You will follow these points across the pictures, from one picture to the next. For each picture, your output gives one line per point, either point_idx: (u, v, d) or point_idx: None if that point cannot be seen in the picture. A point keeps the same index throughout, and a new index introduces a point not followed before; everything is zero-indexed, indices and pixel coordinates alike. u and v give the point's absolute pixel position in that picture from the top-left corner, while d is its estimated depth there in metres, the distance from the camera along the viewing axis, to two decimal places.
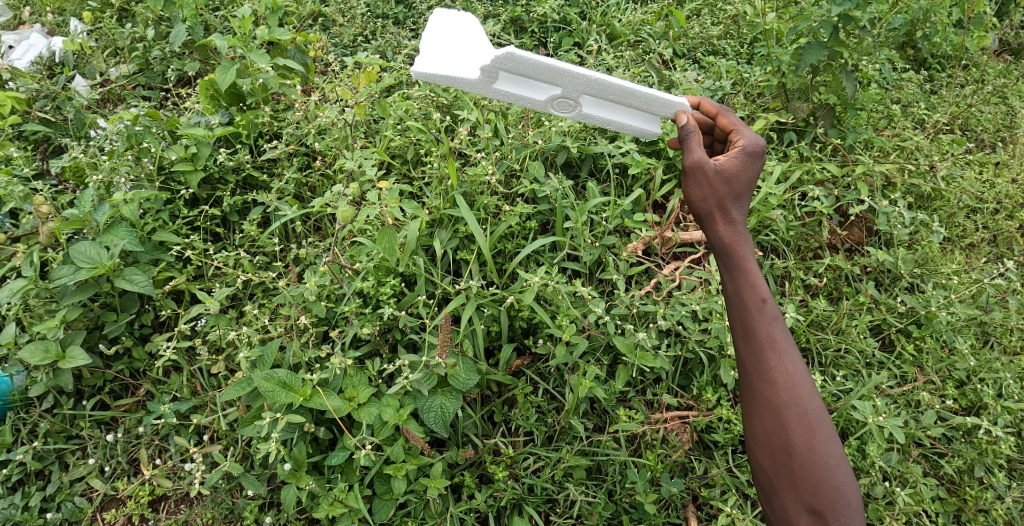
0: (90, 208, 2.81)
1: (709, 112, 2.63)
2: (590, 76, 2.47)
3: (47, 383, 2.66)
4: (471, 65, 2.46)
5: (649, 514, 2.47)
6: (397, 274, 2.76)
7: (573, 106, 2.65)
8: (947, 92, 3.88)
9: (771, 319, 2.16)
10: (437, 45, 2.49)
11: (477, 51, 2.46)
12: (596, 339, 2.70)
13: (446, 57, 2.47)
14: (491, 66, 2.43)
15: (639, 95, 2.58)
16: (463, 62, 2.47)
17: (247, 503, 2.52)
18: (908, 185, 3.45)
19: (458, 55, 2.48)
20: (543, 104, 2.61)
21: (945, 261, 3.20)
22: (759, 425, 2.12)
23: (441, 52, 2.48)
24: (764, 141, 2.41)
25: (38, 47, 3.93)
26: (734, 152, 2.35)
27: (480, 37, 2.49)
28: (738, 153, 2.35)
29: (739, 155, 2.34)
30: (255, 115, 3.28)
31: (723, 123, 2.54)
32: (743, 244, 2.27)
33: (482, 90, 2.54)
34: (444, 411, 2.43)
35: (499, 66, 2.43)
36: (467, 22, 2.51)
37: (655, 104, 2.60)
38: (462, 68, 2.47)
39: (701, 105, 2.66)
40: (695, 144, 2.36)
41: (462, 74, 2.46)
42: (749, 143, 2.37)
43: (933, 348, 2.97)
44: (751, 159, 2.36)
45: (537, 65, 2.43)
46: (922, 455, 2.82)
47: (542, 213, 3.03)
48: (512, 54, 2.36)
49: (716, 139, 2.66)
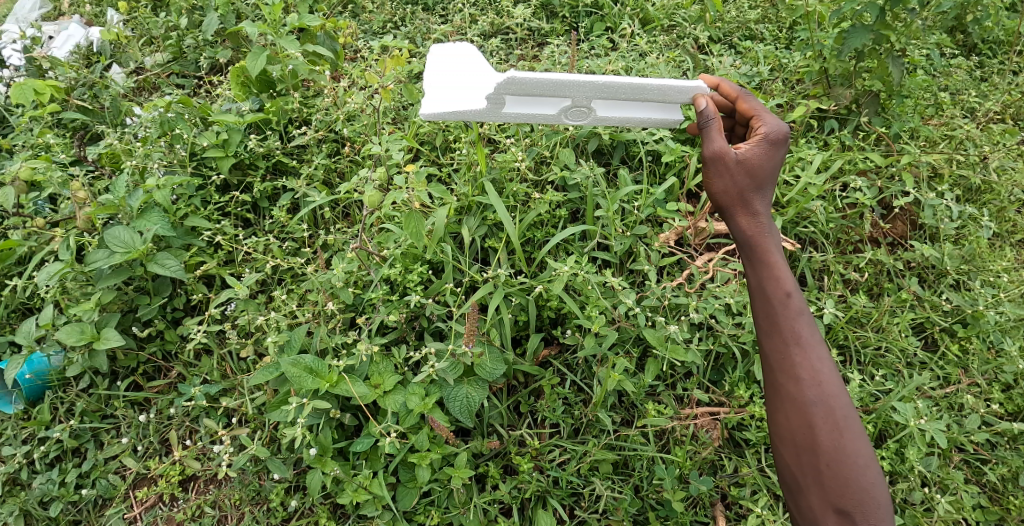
0: (124, 194, 2.82)
1: (728, 96, 2.54)
2: (596, 80, 2.43)
3: (83, 364, 2.73)
4: (477, 95, 2.50)
5: (676, 512, 2.42)
6: (425, 261, 2.74)
7: (586, 113, 2.61)
8: (999, 79, 3.73)
9: (796, 313, 2.09)
10: (437, 86, 2.58)
11: (481, 82, 2.52)
12: (626, 332, 2.65)
13: (450, 96, 2.53)
14: (496, 93, 2.45)
15: (651, 88, 2.49)
16: (469, 95, 2.51)
17: (274, 486, 2.55)
18: (956, 176, 3.31)
19: (461, 90, 2.53)
20: (555, 117, 2.59)
21: (994, 258, 3.07)
22: (783, 423, 2.05)
23: (446, 92, 2.55)
24: (786, 127, 2.34)
25: (76, 37, 4.03)
26: (755, 140, 2.28)
27: (478, 66, 2.57)
28: (760, 141, 2.27)
29: (760, 144, 2.27)
30: (285, 102, 3.28)
31: (743, 108, 2.47)
32: (766, 236, 2.19)
33: (492, 118, 2.55)
34: (470, 401, 2.40)
35: (504, 92, 2.44)
36: (464, 49, 2.64)
37: (669, 93, 2.51)
38: (469, 100, 2.51)
39: (719, 87, 2.57)
40: (715, 133, 2.29)
41: (469, 105, 2.49)
42: (771, 131, 2.30)
43: (979, 349, 2.86)
44: (771, 145, 2.29)
45: (540, 83, 2.42)
46: (964, 461, 2.71)
47: (572, 201, 2.98)
48: (513, 77, 2.38)
49: (737, 123, 2.59)
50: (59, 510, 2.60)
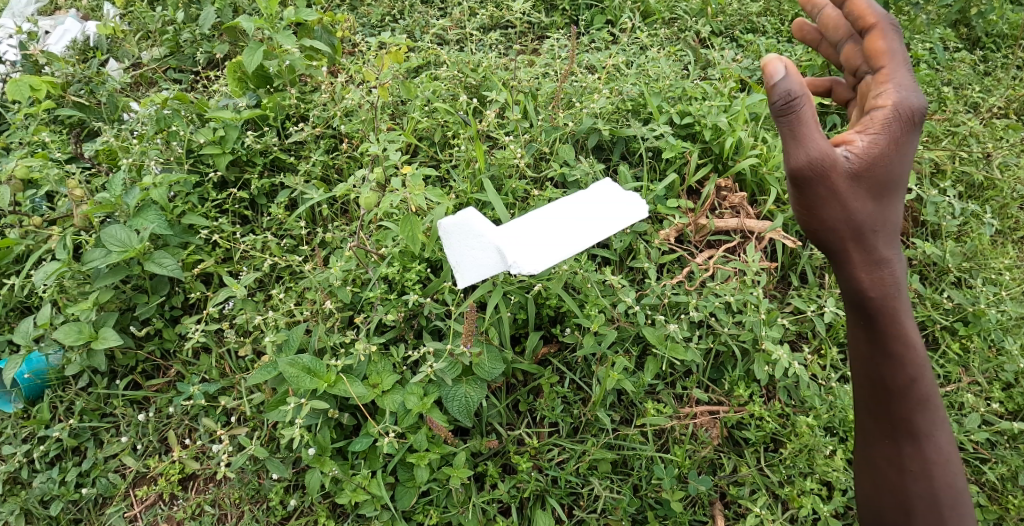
0: (120, 192, 2.83)
1: (864, 17, 1.96)
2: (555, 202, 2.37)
3: (82, 363, 2.72)
4: (490, 250, 2.29)
5: (675, 512, 2.40)
6: (423, 260, 2.73)
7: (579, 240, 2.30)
8: (1003, 74, 3.70)
9: (913, 360, 1.95)
10: (461, 254, 2.35)
11: (488, 258, 2.30)
12: (625, 330, 2.64)
13: (474, 259, 2.33)
14: (495, 236, 2.26)
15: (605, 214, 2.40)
16: (484, 256, 2.30)
17: (273, 485, 2.55)
18: (958, 172, 3.29)
19: (479, 255, 2.32)
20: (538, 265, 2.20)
21: (996, 256, 3.06)
22: (877, 448, 2.06)
23: (469, 258, 2.34)
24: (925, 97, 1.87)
25: (73, 32, 3.97)
26: (879, 125, 1.85)
27: (489, 234, 2.28)
28: (882, 125, 1.85)
29: (882, 130, 1.85)
30: (282, 97, 3.26)
31: (877, 45, 1.94)
32: (893, 271, 1.91)
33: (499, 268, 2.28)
34: (468, 401, 2.40)
35: (503, 234, 2.26)
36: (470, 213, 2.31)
37: (620, 211, 2.42)
38: (486, 258, 2.30)
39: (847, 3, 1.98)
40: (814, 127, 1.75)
41: (485, 263, 2.30)
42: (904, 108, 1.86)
43: (980, 348, 2.85)
44: (902, 127, 1.85)
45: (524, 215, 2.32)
46: (963, 459, 2.70)
47: (571, 197, 2.95)
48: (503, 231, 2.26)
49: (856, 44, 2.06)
50: (59, 509, 2.60)
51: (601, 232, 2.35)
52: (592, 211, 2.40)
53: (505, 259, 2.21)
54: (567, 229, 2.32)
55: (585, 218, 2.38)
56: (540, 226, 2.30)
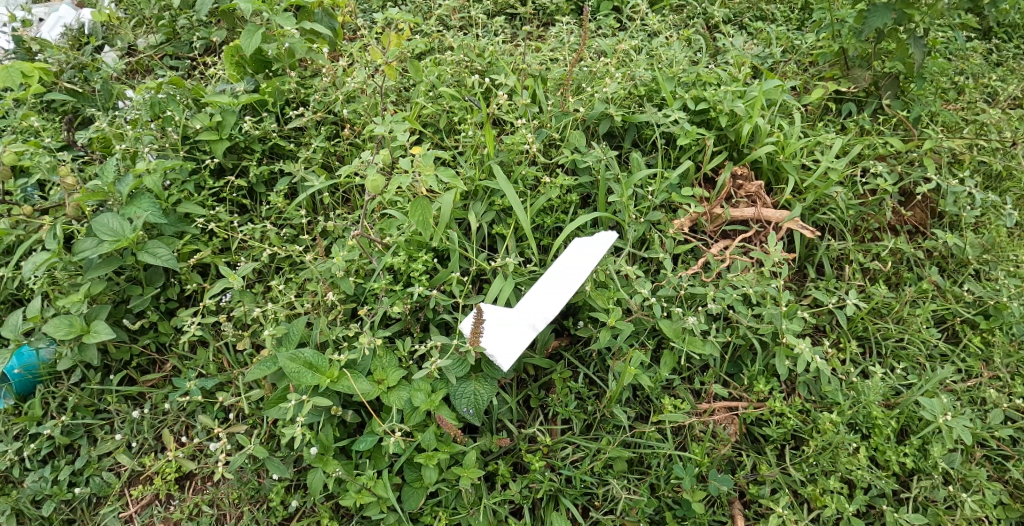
0: (113, 179, 2.70)
1: None
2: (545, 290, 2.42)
3: (73, 358, 2.58)
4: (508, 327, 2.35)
5: (694, 513, 2.30)
6: (430, 249, 2.62)
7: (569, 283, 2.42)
8: (1018, 64, 3.61)
9: None
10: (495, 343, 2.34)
11: (506, 335, 2.34)
12: (641, 322, 2.53)
13: (501, 338, 2.34)
14: (511, 346, 2.32)
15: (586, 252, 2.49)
16: (506, 326, 2.36)
17: (274, 485, 2.44)
18: (977, 162, 3.19)
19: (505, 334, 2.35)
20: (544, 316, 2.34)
21: (1016, 248, 2.96)
22: None
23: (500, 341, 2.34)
24: None
25: (66, 19, 3.85)
26: None
27: (505, 333, 2.34)
28: None
29: None
30: (281, 82, 3.14)
31: None
32: None
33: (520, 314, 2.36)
34: (478, 398, 2.30)
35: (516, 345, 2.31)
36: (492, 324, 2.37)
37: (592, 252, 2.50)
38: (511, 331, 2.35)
39: None
40: None
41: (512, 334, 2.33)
42: None
43: (1003, 342, 2.75)
44: None
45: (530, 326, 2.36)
46: (986, 456, 2.60)
47: (583, 185, 2.84)
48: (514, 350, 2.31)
49: None
50: (51, 509, 2.47)
51: (593, 262, 2.45)
52: (587, 247, 2.51)
53: (533, 324, 2.34)
54: (559, 283, 2.42)
55: (584, 254, 2.49)
56: (544, 287, 2.43)
